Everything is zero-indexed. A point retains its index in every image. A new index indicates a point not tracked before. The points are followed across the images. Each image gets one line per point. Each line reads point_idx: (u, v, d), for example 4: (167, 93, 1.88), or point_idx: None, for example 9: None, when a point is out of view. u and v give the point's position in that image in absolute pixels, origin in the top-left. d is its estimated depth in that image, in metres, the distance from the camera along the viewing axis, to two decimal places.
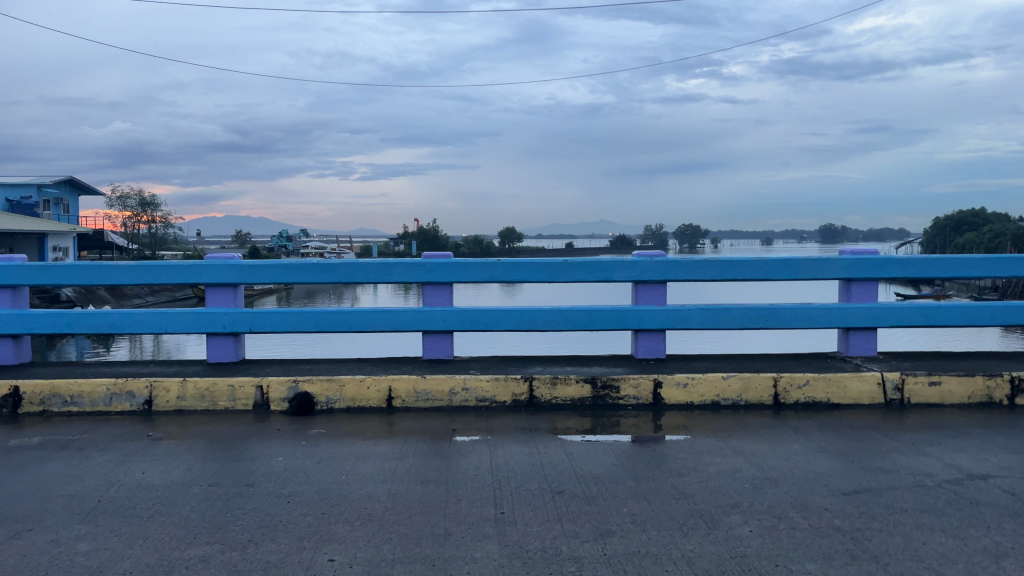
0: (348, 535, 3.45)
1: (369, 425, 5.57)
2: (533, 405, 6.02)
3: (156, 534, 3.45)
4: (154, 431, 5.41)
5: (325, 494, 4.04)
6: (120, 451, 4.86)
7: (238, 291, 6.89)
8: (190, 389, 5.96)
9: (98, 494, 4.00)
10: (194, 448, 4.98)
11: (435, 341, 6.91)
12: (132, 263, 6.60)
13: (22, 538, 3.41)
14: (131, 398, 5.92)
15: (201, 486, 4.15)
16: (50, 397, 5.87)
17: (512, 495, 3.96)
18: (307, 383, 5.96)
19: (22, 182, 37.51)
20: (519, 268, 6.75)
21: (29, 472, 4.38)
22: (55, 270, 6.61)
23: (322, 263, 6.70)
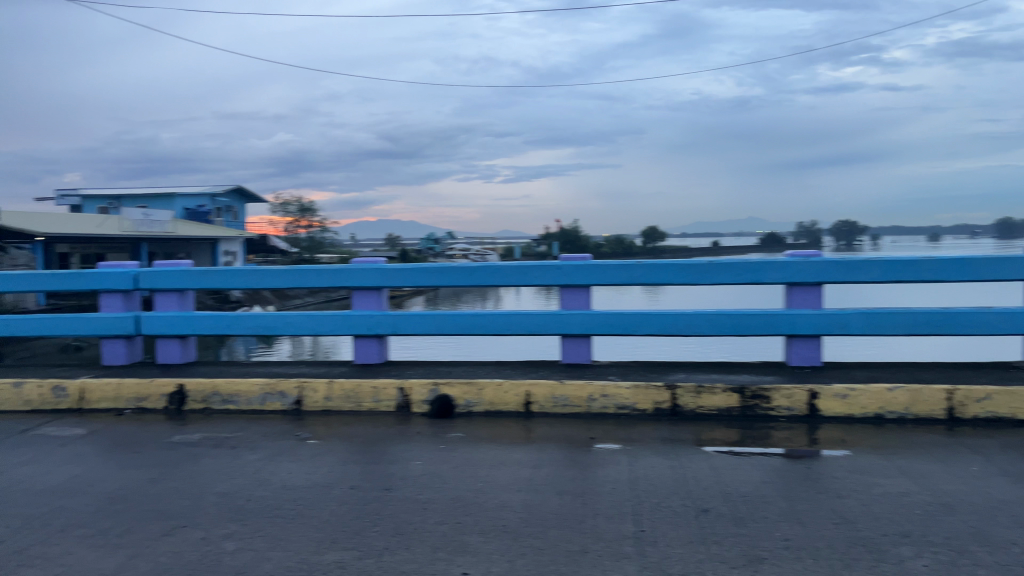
0: (481, 547, 3.36)
1: (507, 430, 5.49)
2: (676, 415, 5.74)
3: (299, 537, 3.50)
4: (301, 431, 5.57)
5: (461, 501, 3.99)
6: (269, 450, 5.03)
7: (382, 295, 7.03)
8: (336, 390, 6.11)
9: (247, 493, 4.14)
10: (337, 449, 5.08)
11: (573, 345, 6.75)
12: (283, 268, 6.88)
13: (176, 535, 3.55)
14: (282, 397, 6.14)
15: (342, 489, 4.21)
16: (211, 395, 6.18)
17: (653, 512, 3.75)
18: (447, 386, 5.97)
19: (197, 191, 40.54)
20: (661, 270, 6.47)
21: (187, 469, 4.60)
22: (217, 275, 7.00)
23: (459, 266, 6.70)
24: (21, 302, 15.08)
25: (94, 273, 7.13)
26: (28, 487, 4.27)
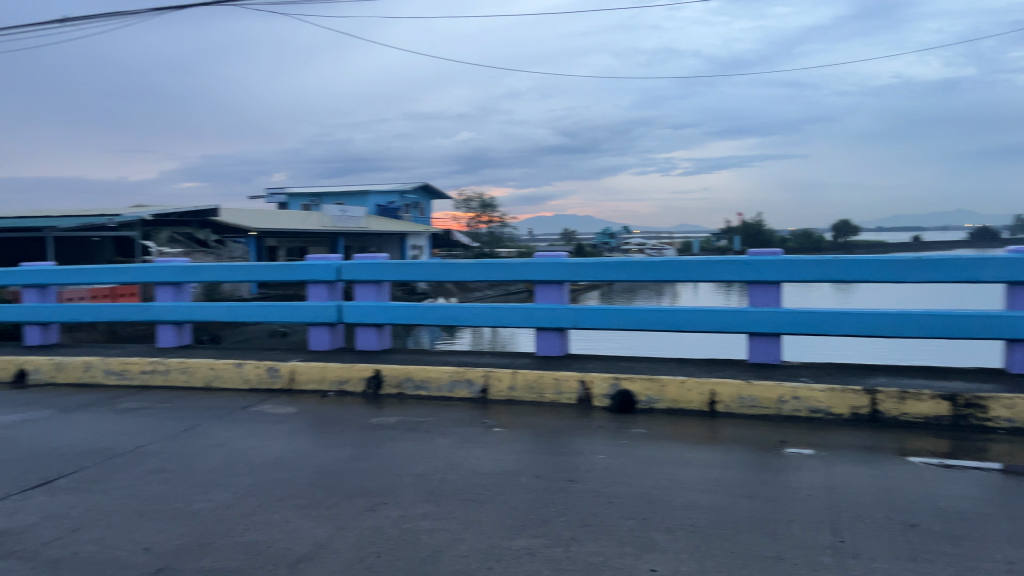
0: (669, 545, 3.33)
1: (691, 429, 5.39)
2: (876, 421, 5.36)
3: (489, 521, 3.63)
4: (488, 419, 5.76)
5: (647, 498, 3.96)
6: (458, 436, 5.25)
7: (564, 289, 7.12)
8: (520, 380, 6.26)
9: (440, 475, 4.34)
10: (522, 438, 5.21)
11: (762, 344, 6.49)
12: (471, 261, 7.14)
13: (378, 511, 3.79)
14: (469, 385, 6.38)
15: (528, 477, 4.31)
16: (404, 380, 6.53)
17: (854, 523, 3.53)
18: (629, 381, 5.94)
19: (388, 188, 42.90)
20: (859, 266, 6.07)
21: (385, 449, 4.90)
22: (410, 267, 7.39)
23: (643, 261, 6.65)
24: (238, 291, 16.62)
25: (302, 265, 7.75)
26: (249, 458, 4.72)
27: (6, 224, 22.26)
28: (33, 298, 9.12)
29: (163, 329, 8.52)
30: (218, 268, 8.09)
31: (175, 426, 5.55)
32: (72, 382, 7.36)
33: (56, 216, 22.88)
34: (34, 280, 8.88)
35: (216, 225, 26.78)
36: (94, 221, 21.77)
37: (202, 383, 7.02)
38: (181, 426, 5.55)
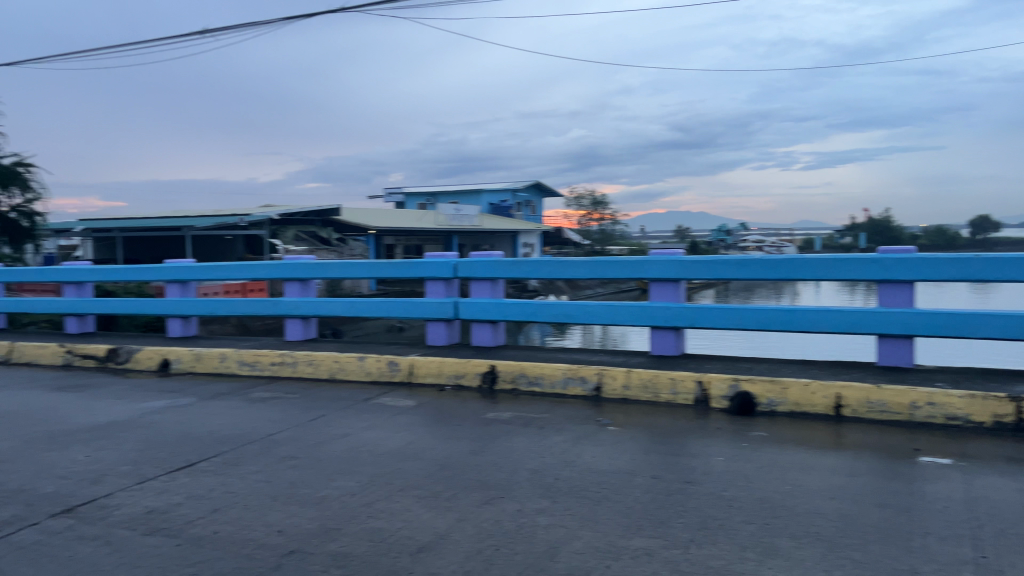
0: (793, 553, 3.22)
1: (815, 434, 5.18)
2: (1022, 431, 4.99)
3: (606, 519, 3.62)
4: (602, 417, 5.74)
5: (769, 503, 3.84)
6: (573, 433, 5.25)
7: (680, 287, 7.00)
8: (635, 379, 6.20)
9: (555, 472, 4.36)
10: (637, 437, 5.16)
11: (892, 347, 6.16)
12: (585, 258, 7.13)
13: (495, 504, 3.85)
14: (583, 383, 6.36)
15: (645, 477, 4.27)
16: (518, 376, 6.59)
17: (998, 539, 3.31)
18: (748, 382, 5.77)
19: (501, 186, 43.39)
20: (1003, 265, 5.67)
21: (500, 444, 4.97)
22: (525, 265, 7.45)
23: (763, 259, 6.45)
24: (357, 287, 17.23)
25: (421, 262, 7.95)
26: (372, 449, 4.89)
27: (151, 223, 24.00)
28: (175, 292, 9.75)
29: (291, 323, 8.94)
30: (341, 264, 8.42)
31: (303, 416, 5.82)
32: (209, 372, 7.84)
33: (193, 216, 24.46)
34: (176, 275, 9.49)
35: (337, 224, 27.91)
36: (227, 221, 23.12)
37: (327, 374, 7.33)
38: (308, 415, 5.82)
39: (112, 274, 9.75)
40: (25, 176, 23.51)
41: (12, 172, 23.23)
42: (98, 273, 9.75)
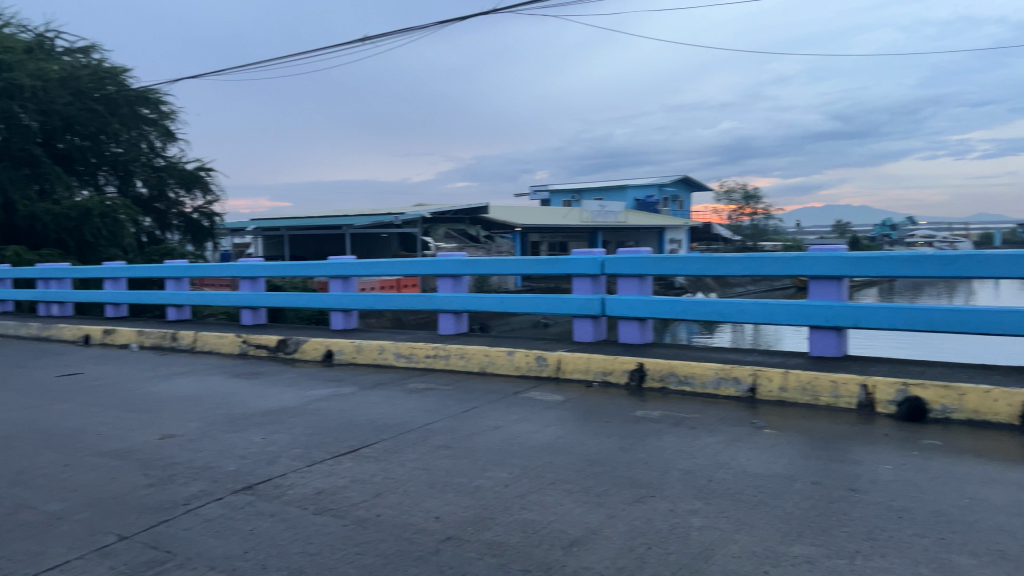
0: (973, 571, 2.98)
1: (996, 444, 4.77)
2: None
3: (763, 524, 3.50)
4: (757, 419, 5.55)
5: (944, 516, 3.58)
6: (726, 435, 5.11)
7: (843, 284, 6.64)
8: (792, 381, 5.94)
9: (709, 473, 4.27)
10: (794, 441, 4.95)
11: None
12: (739, 255, 6.90)
13: (646, 503, 3.81)
14: (736, 383, 6.17)
15: (804, 483, 4.10)
16: (668, 375, 6.49)
17: None
18: (919, 387, 5.39)
19: (647, 182, 42.80)
20: None
21: (651, 443, 4.91)
22: (675, 261, 7.31)
23: (937, 254, 5.99)
24: (504, 283, 17.55)
25: (570, 258, 8.01)
26: (523, 441, 4.97)
27: (317, 223, 25.74)
28: (337, 287, 10.31)
29: (443, 317, 9.23)
30: (491, 261, 8.60)
31: (456, 407, 6.01)
32: (368, 363, 8.25)
33: (352, 215, 25.76)
34: (338, 271, 10.03)
35: (485, 222, 28.61)
36: (382, 220, 24.20)
37: (477, 368, 7.52)
38: (461, 407, 5.99)
39: (282, 270, 10.44)
40: (205, 180, 25.58)
41: (195, 176, 25.33)
42: (269, 269, 10.47)
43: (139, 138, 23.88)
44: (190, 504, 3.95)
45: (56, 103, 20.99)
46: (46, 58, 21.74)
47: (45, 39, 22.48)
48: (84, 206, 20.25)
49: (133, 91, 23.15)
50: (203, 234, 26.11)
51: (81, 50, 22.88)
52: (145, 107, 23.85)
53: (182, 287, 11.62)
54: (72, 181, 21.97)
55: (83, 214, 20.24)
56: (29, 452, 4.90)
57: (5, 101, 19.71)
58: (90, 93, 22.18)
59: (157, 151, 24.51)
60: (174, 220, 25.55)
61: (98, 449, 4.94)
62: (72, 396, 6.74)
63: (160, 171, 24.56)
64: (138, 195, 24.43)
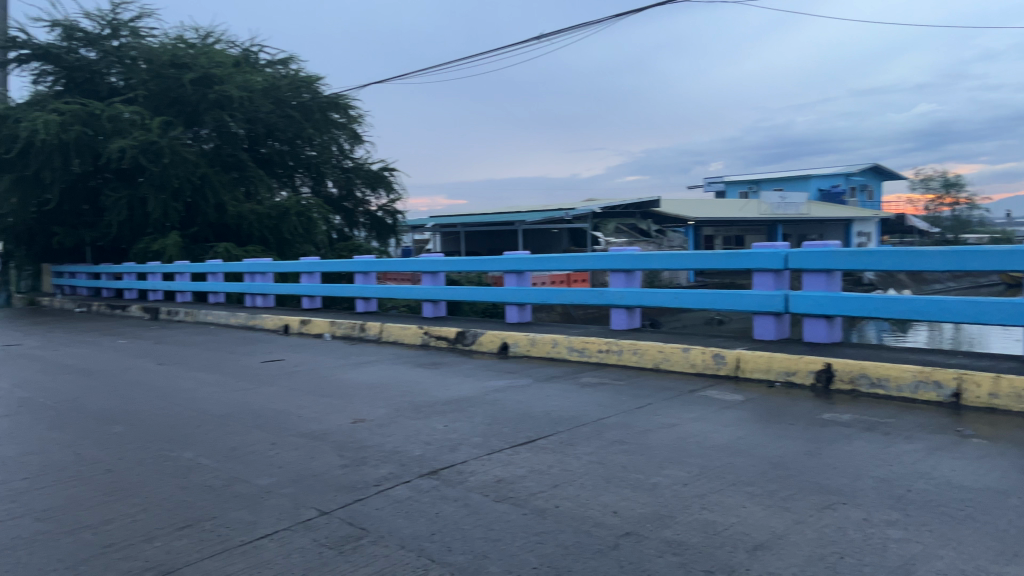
0: None
1: None
2: None
3: (973, 541, 3.21)
4: (962, 427, 5.09)
5: None
6: (926, 443, 4.73)
7: None
8: (1004, 387, 5.39)
9: (908, 482, 3.97)
10: (1007, 452, 4.50)
11: None
12: (942, 249, 6.35)
13: (837, 510, 3.61)
14: (938, 388, 5.69)
15: (1022, 499, 3.71)
16: (858, 377, 6.09)
17: None
18: None
19: (832, 171, 40.33)
20: None
21: (841, 448, 4.64)
22: (868, 255, 6.84)
23: None
24: (677, 277, 17.19)
25: (750, 252, 7.70)
26: (702, 440, 4.86)
27: (491, 218, 26.36)
28: (512, 281, 10.51)
29: (616, 312, 9.18)
30: (666, 255, 8.45)
31: (631, 403, 5.97)
32: (542, 356, 8.38)
33: (524, 211, 26.22)
34: (513, 266, 10.25)
35: (657, 216, 28.16)
36: (553, 215, 24.43)
37: (651, 364, 7.43)
38: (636, 403, 5.95)
39: (459, 265, 10.79)
40: (389, 179, 26.97)
41: (379, 176, 26.77)
42: (448, 264, 10.86)
43: (331, 142, 25.51)
44: (381, 485, 4.20)
45: (260, 112, 22.88)
46: (252, 71, 23.72)
47: (250, 53, 24.56)
48: (282, 206, 22.13)
49: (326, 98, 24.79)
50: (387, 231, 27.54)
51: (280, 62, 24.79)
52: (336, 112, 25.46)
53: (368, 281, 12.33)
54: (272, 183, 23.92)
55: (282, 213, 22.11)
56: (242, 430, 5.40)
57: (217, 112, 21.75)
58: (288, 101, 23.99)
59: (346, 154, 26.11)
60: (361, 218, 27.18)
61: (300, 430, 5.36)
62: (275, 380, 7.36)
63: (349, 172, 26.19)
64: (328, 195, 26.20)
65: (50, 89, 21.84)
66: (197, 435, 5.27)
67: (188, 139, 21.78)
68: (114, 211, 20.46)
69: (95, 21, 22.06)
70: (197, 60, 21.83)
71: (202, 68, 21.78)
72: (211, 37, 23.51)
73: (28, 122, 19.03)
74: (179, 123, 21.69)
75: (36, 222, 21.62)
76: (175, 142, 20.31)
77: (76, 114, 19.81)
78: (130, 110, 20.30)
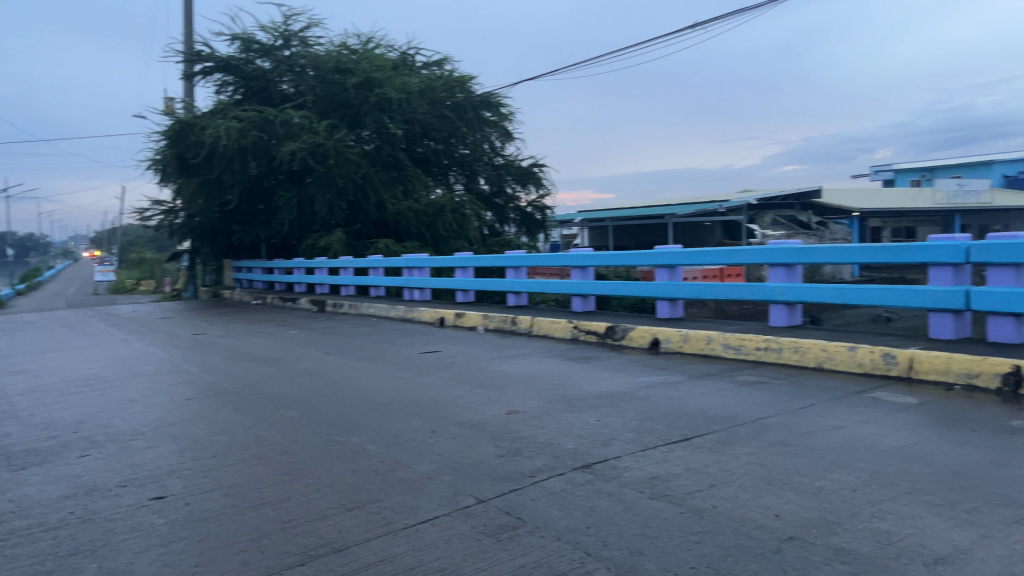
0: None
1: None
2: None
3: None
4: None
5: None
6: None
7: None
8: None
9: None
10: None
11: None
12: None
13: None
14: None
15: None
16: None
17: None
18: None
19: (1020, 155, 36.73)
20: None
21: None
22: None
23: None
24: (841, 272, 16.26)
25: (925, 245, 7.19)
26: (872, 445, 4.58)
27: (641, 212, 25.99)
28: (664, 276, 10.33)
29: (775, 308, 8.81)
30: (830, 249, 8.01)
31: (792, 403, 5.72)
32: (696, 353, 8.19)
33: (675, 204, 25.71)
34: (664, 260, 10.07)
35: (818, 206, 26.75)
36: (706, 208, 23.77)
37: (814, 363, 7.08)
38: (798, 403, 5.69)
39: (610, 260, 10.74)
40: (539, 175, 27.25)
41: (529, 172, 27.11)
42: (599, 259, 10.83)
43: (483, 139, 26.09)
44: (536, 476, 4.26)
45: (417, 112, 23.73)
46: (409, 72, 24.65)
47: (408, 55, 25.53)
48: (438, 204, 22.91)
49: (479, 97, 25.37)
50: (536, 226, 27.98)
51: (436, 63, 25.61)
52: (488, 110, 25.99)
53: (520, 276, 12.51)
54: (428, 181, 24.78)
55: (437, 210, 22.87)
56: (403, 418, 5.64)
57: (378, 114, 22.78)
58: (443, 101, 24.74)
59: (497, 151, 26.63)
60: (512, 214, 27.69)
61: (457, 420, 5.53)
62: (433, 370, 7.63)
63: (500, 169, 26.70)
64: (480, 191, 26.82)
65: (230, 98, 23.83)
66: (363, 421, 5.57)
67: (351, 140, 22.97)
68: (286, 210, 21.93)
69: (269, 33, 23.68)
70: (360, 65, 22.90)
71: (365, 72, 22.84)
72: (372, 42, 24.63)
73: (212, 129, 20.73)
74: (343, 125, 22.91)
75: (218, 221, 23.53)
76: (340, 144, 21.50)
77: (253, 120, 21.39)
78: (300, 115, 21.62)
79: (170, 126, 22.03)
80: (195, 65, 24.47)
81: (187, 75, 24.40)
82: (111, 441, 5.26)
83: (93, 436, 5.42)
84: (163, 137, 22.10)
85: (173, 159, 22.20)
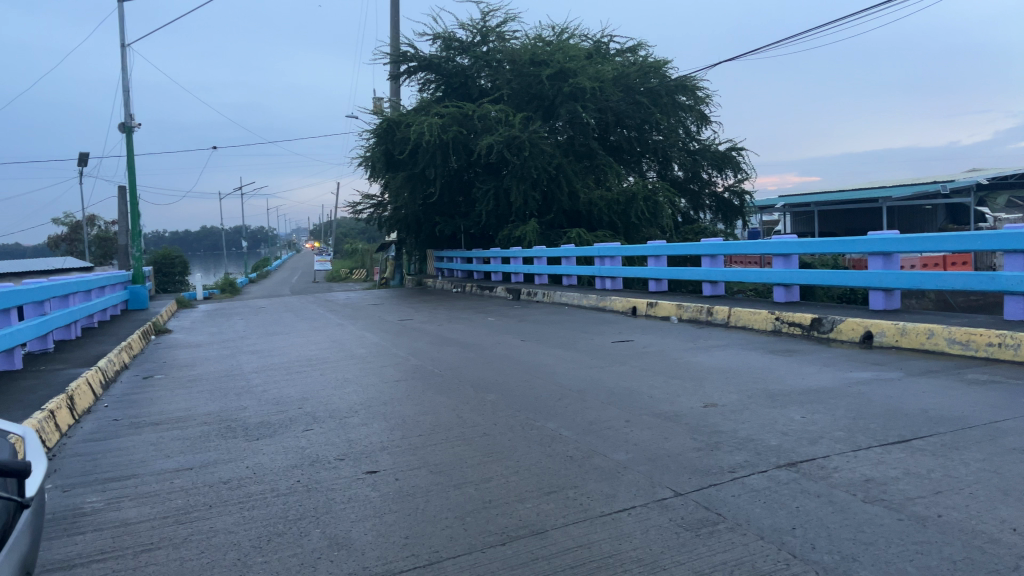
0: None
1: None
2: None
3: None
4: None
5: None
6: None
7: None
8: None
9: None
10: None
11: None
12: None
13: None
14: None
15: None
16: None
17: None
18: None
19: None
20: None
21: None
22: None
23: None
24: None
25: None
26: None
27: (850, 196, 24.21)
28: (878, 265, 9.59)
29: (1011, 300, 7.89)
30: None
31: None
32: (915, 348, 7.53)
33: (890, 186, 23.74)
34: (878, 247, 9.33)
35: None
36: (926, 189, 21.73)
37: None
38: None
39: (816, 247, 10.10)
40: (736, 159, 26.41)
41: (726, 156, 26.28)
42: (803, 246, 10.23)
43: (678, 125, 25.45)
44: (737, 472, 4.10)
45: (610, 100, 23.63)
46: (603, 61, 24.61)
47: (602, 44, 25.49)
48: (630, 192, 22.66)
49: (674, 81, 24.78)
50: (734, 212, 27.21)
51: (630, 50, 25.39)
52: (684, 95, 25.37)
53: (717, 264, 12.10)
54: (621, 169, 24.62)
55: (630, 199, 22.67)
56: (598, 406, 5.65)
57: (572, 104, 22.89)
58: (637, 88, 24.43)
59: (693, 136, 25.96)
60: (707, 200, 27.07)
61: (653, 410, 5.45)
62: (627, 359, 7.59)
63: (695, 154, 26.03)
64: (674, 178, 26.29)
65: (432, 95, 24.97)
66: (559, 408, 5.64)
67: (545, 131, 23.26)
68: (484, 201, 22.67)
69: (468, 30, 24.54)
70: (554, 56, 23.14)
71: (559, 63, 23.03)
72: (566, 33, 24.80)
73: (417, 126, 21.81)
74: (537, 116, 23.30)
75: (422, 213, 24.79)
76: (534, 135, 21.82)
77: (453, 115, 22.27)
78: (496, 108, 22.19)
79: (378, 124, 23.44)
80: (401, 65, 25.87)
81: (393, 75, 25.84)
82: (331, 417, 5.70)
83: (315, 411, 5.91)
84: (373, 135, 23.56)
85: (381, 154, 23.64)
